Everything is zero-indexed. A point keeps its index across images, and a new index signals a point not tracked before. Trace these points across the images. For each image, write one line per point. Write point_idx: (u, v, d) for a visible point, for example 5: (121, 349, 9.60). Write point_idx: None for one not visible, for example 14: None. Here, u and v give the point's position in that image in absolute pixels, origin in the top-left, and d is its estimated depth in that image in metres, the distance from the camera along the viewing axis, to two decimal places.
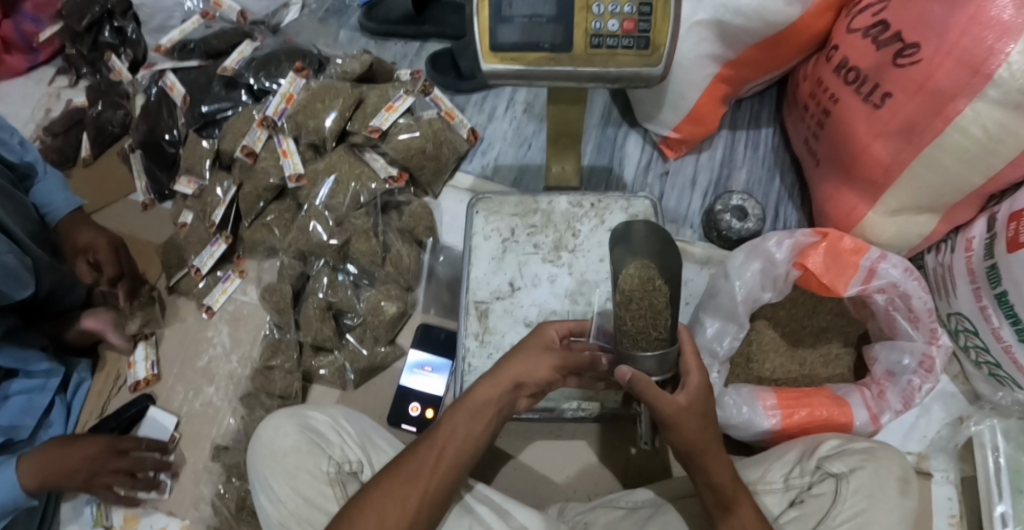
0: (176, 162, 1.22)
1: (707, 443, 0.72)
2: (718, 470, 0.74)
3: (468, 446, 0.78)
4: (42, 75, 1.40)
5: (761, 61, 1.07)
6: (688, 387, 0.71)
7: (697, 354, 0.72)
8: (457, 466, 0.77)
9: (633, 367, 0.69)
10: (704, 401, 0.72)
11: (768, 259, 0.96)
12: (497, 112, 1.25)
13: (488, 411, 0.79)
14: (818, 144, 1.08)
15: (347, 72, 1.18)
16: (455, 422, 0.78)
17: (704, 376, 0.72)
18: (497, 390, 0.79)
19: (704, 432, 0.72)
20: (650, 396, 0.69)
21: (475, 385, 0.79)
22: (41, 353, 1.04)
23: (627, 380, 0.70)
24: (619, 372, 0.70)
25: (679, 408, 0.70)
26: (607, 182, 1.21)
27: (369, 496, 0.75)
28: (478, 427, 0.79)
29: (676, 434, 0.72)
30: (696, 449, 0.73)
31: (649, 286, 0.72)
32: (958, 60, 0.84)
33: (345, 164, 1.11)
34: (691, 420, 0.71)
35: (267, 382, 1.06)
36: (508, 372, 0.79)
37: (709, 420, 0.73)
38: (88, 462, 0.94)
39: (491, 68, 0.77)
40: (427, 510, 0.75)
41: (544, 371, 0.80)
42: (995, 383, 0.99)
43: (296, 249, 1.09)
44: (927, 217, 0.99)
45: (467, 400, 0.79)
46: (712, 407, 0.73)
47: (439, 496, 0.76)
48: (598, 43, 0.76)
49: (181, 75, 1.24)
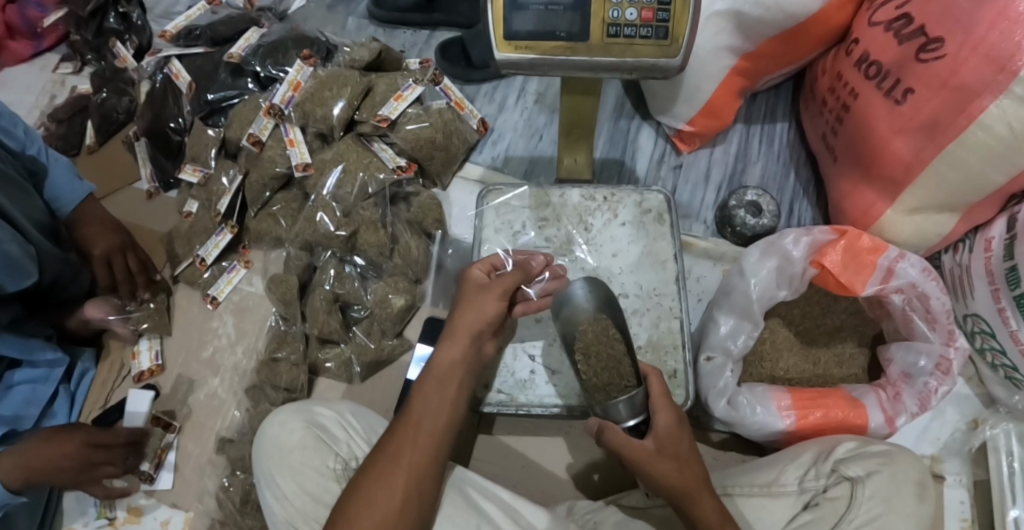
0: (181, 150, 1.20)
1: (685, 485, 0.73)
2: (704, 513, 0.72)
3: (444, 416, 0.75)
4: (47, 61, 1.37)
5: (778, 53, 1.05)
6: (656, 432, 0.74)
7: (664, 396, 0.75)
8: (440, 440, 0.74)
9: (602, 418, 0.77)
10: (676, 446, 0.74)
11: (784, 257, 0.95)
12: (507, 102, 1.23)
13: (456, 370, 0.78)
14: (836, 140, 1.06)
15: (355, 60, 1.16)
16: (425, 391, 0.76)
17: (673, 416, 0.74)
18: (459, 346, 0.78)
19: (678, 474, 0.73)
20: (617, 441, 0.74)
21: (437, 348, 0.79)
22: (46, 343, 1.02)
23: (597, 431, 0.77)
24: (589, 424, 0.78)
25: (646, 453, 0.73)
26: (619, 175, 1.19)
27: (355, 489, 0.71)
28: (449, 392, 0.77)
29: (649, 474, 0.73)
30: (677, 488, 0.73)
31: (604, 337, 0.83)
32: (985, 55, 0.82)
33: (352, 154, 1.08)
34: (659, 461, 0.73)
35: (272, 374, 1.04)
36: (462, 324, 0.79)
37: (687, 462, 0.74)
38: (69, 463, 0.90)
39: (506, 57, 0.75)
40: (416, 495, 0.71)
41: (493, 308, 0.80)
42: (1010, 386, 0.98)
43: (303, 239, 1.07)
44: (946, 217, 0.97)
45: (433, 367, 0.78)
46: (688, 450, 0.74)
47: (424, 475, 0.72)
48: (615, 32, 0.74)
49: (186, 62, 1.22)
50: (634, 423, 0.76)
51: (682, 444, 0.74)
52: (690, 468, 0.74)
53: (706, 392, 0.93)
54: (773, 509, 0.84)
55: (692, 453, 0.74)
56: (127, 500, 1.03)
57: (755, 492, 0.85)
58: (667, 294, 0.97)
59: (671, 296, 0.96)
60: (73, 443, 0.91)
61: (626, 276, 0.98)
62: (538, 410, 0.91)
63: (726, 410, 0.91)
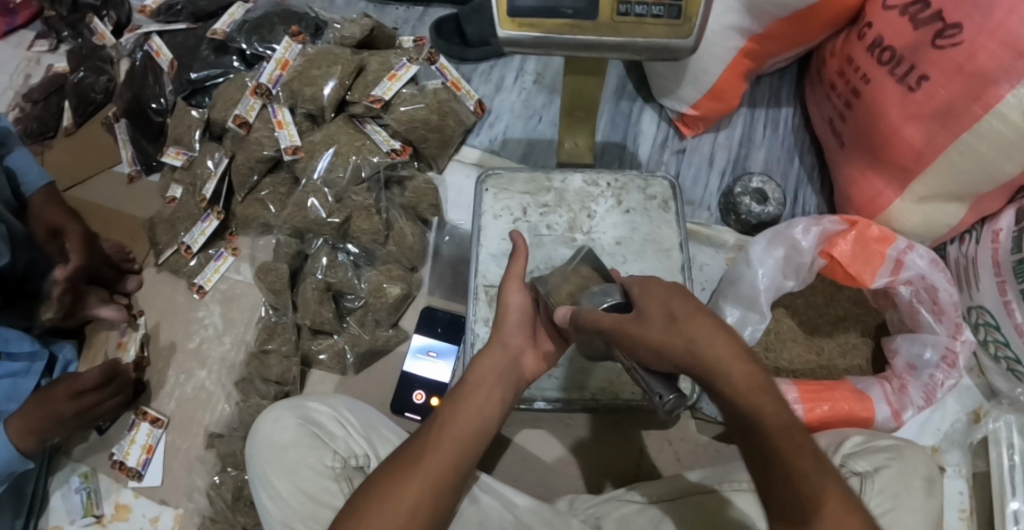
0: (163, 131, 1.14)
1: (687, 343, 0.56)
2: (724, 376, 0.55)
3: (474, 423, 0.70)
4: (22, 39, 1.29)
5: (787, 35, 1.01)
6: (635, 300, 0.61)
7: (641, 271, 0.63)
8: (466, 447, 0.69)
9: (571, 307, 0.65)
10: (667, 306, 0.59)
11: (792, 245, 0.94)
12: (505, 82, 1.18)
13: (490, 383, 0.72)
14: (845, 126, 1.03)
15: (346, 37, 1.10)
16: (456, 402, 0.71)
17: (657, 280, 0.62)
18: (496, 351, 0.74)
19: (672, 334, 0.56)
20: (588, 321, 0.62)
21: (475, 358, 0.74)
22: (23, 334, 0.99)
23: (571, 319, 0.65)
24: (560, 317, 0.65)
25: (623, 321, 0.59)
26: (621, 159, 1.15)
27: (371, 494, 0.67)
28: (481, 401, 0.71)
29: (634, 346, 0.58)
30: (670, 350, 0.56)
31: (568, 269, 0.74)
32: (1004, 42, 0.80)
33: (344, 136, 1.04)
34: (641, 322, 0.58)
35: (262, 366, 1.00)
36: (502, 337, 0.75)
37: (688, 320, 0.57)
38: (63, 423, 0.92)
39: (508, 34, 0.71)
40: (434, 499, 0.67)
41: (515, 302, 0.75)
42: (1012, 378, 0.96)
43: (292, 225, 1.02)
44: (955, 207, 0.95)
45: (470, 372, 0.73)
46: (685, 307, 0.58)
47: (446, 480, 0.68)
48: (626, 10, 0.70)
49: (168, 39, 1.15)
50: (614, 301, 0.64)
51: (672, 300, 0.59)
52: (697, 324, 0.57)
53: None
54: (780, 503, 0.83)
55: (691, 306, 0.58)
56: (114, 496, 1.00)
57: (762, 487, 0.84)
58: (673, 283, 0.95)
59: None
60: (60, 399, 0.91)
61: (630, 264, 0.95)
62: (540, 404, 0.91)
63: None
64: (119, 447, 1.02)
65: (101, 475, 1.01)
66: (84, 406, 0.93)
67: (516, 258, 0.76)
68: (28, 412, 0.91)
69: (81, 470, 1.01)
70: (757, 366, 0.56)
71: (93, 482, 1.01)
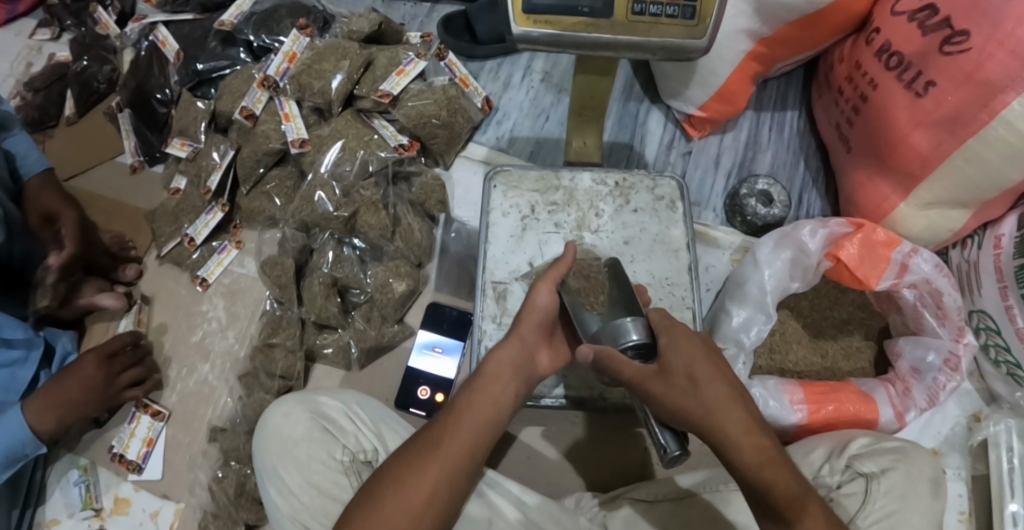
0: (168, 123, 1.13)
1: (703, 408, 0.64)
2: (737, 441, 0.63)
3: (489, 415, 0.69)
4: (23, 27, 1.27)
5: (795, 39, 1.01)
6: (661, 353, 0.67)
7: (666, 318, 0.70)
8: (482, 435, 0.69)
9: (595, 344, 0.69)
10: (690, 367, 0.66)
11: (800, 248, 0.94)
12: (513, 80, 1.18)
13: (507, 374, 0.71)
14: (852, 131, 1.04)
15: (354, 31, 1.09)
16: (473, 391, 0.70)
17: (688, 337, 0.68)
18: (516, 344, 0.73)
19: (689, 396, 0.65)
20: (615, 367, 0.68)
21: (493, 348, 0.73)
22: (17, 321, 0.98)
23: (594, 359, 0.69)
24: (582, 354, 0.69)
25: (648, 374, 0.67)
26: (628, 159, 1.16)
27: (385, 481, 0.67)
28: (498, 392, 0.71)
29: (657, 403, 0.66)
30: (692, 416, 0.64)
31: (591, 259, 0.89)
32: (1013, 50, 0.81)
33: (352, 130, 1.03)
34: (667, 382, 0.66)
35: (267, 361, 1.00)
36: (521, 331, 0.74)
37: (705, 386, 0.65)
38: (92, 392, 0.95)
39: (523, 31, 0.71)
40: (449, 485, 0.67)
41: (544, 299, 0.75)
42: (1012, 383, 0.98)
43: (299, 219, 1.02)
44: (959, 212, 0.96)
45: (487, 362, 0.72)
46: (705, 373, 0.66)
47: (459, 469, 0.68)
48: (640, 10, 0.70)
49: (174, 29, 1.14)
50: (638, 341, 0.68)
51: (695, 361, 0.66)
52: (715, 390, 0.65)
53: None
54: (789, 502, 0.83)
55: (710, 370, 0.66)
56: (114, 490, 0.99)
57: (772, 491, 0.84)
58: (680, 283, 0.95)
59: (683, 286, 0.94)
60: (89, 365, 0.95)
61: (638, 264, 0.96)
62: (548, 401, 0.90)
63: None
64: (118, 440, 1.01)
65: (100, 469, 1.00)
66: (113, 373, 0.96)
67: (556, 266, 0.78)
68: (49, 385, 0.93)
69: (79, 464, 1.00)
70: (765, 434, 0.64)
71: (91, 476, 1.00)
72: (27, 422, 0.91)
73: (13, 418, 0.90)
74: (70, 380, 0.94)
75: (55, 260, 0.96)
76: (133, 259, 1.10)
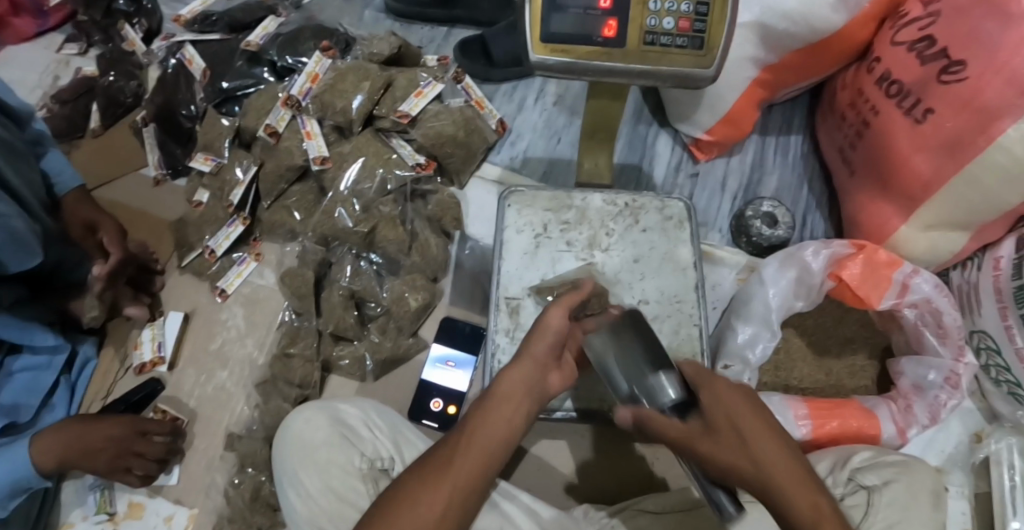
0: (192, 137, 1.17)
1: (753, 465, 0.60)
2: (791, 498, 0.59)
3: (501, 434, 0.70)
4: (51, 41, 1.32)
5: (800, 66, 1.06)
6: (705, 409, 0.63)
7: (702, 371, 0.66)
8: (493, 454, 0.70)
9: (633, 406, 0.65)
10: (735, 417, 0.62)
11: (804, 267, 0.97)
12: (527, 102, 1.22)
13: (519, 393, 0.72)
14: (854, 155, 1.07)
15: (373, 54, 1.13)
16: (486, 408, 0.71)
17: (729, 387, 0.64)
18: (527, 367, 0.73)
19: (738, 452, 0.60)
20: (656, 428, 0.64)
21: (504, 368, 0.73)
22: (46, 327, 1.00)
23: (633, 422, 0.65)
24: (621, 417, 0.66)
25: (693, 433, 0.62)
26: (637, 181, 1.20)
27: (400, 495, 0.68)
28: (509, 413, 0.71)
29: (705, 462, 0.61)
30: (744, 473, 0.60)
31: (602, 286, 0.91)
32: (1007, 80, 0.84)
33: (371, 148, 1.07)
34: (715, 440, 0.61)
35: (285, 370, 1.03)
36: (533, 351, 0.74)
37: (755, 440, 0.61)
38: (113, 440, 0.93)
39: (540, 58, 0.75)
40: (460, 503, 0.68)
41: (557, 323, 0.75)
42: (1013, 402, 1.00)
43: (320, 233, 1.06)
44: (958, 235, 0.99)
45: (498, 382, 0.73)
46: (753, 425, 0.62)
47: (471, 489, 0.69)
48: (652, 40, 0.74)
49: (201, 47, 1.19)
50: (677, 398, 0.64)
51: (738, 413, 0.62)
52: (764, 443, 0.61)
53: None
54: None
55: (757, 421, 0.62)
56: (128, 495, 1.01)
57: None
58: (687, 300, 0.98)
59: (691, 303, 0.97)
60: (119, 425, 0.94)
61: (648, 281, 0.99)
62: (559, 413, 0.92)
63: None
64: None
65: None
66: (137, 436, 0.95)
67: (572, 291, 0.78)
68: (67, 431, 0.91)
69: None
70: (822, 495, 0.60)
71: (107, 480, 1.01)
72: (30, 457, 0.88)
73: (17, 451, 0.88)
74: (95, 433, 0.92)
75: (101, 270, 1.00)
76: (157, 272, 1.13)
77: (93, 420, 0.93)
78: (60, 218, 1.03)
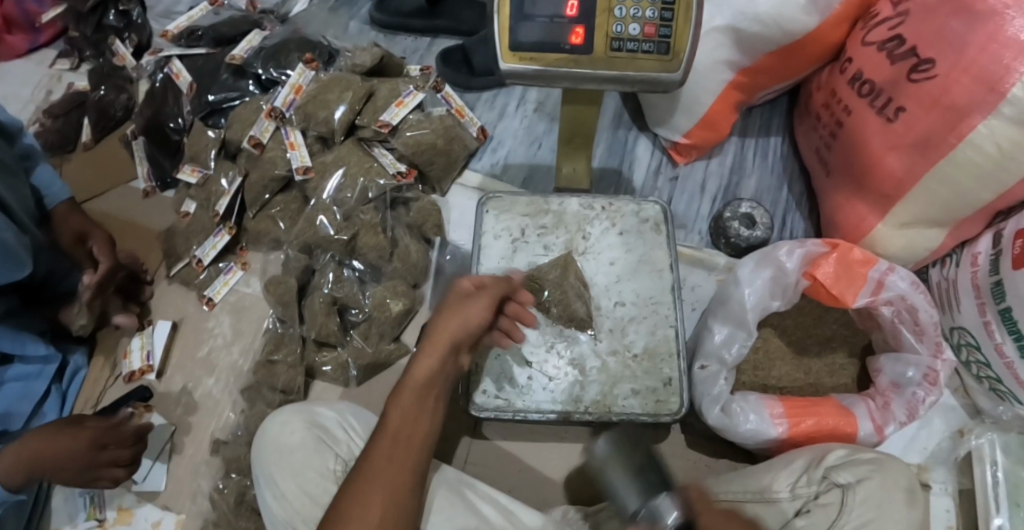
0: (180, 149, 1.20)
1: None
2: None
3: (421, 427, 0.74)
4: (44, 57, 1.36)
5: (775, 69, 1.07)
6: None
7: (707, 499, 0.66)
8: (420, 447, 0.74)
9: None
10: None
11: (778, 267, 0.97)
12: (508, 110, 1.25)
13: (433, 381, 0.75)
14: (830, 155, 1.08)
15: (357, 65, 1.16)
16: (402, 402, 0.74)
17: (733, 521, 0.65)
18: (435, 357, 0.75)
19: None
20: None
21: (415, 358, 0.75)
22: (38, 337, 1.03)
23: None
24: None
25: None
26: (617, 185, 1.21)
27: (337, 512, 0.69)
28: (423, 402, 0.75)
29: None
30: None
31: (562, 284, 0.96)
32: (976, 77, 0.85)
33: (353, 158, 1.09)
34: None
35: (269, 376, 1.04)
36: (444, 333, 0.75)
37: None
38: (74, 458, 0.91)
39: (510, 67, 0.76)
40: (396, 509, 0.70)
41: (478, 313, 0.75)
42: (995, 397, 1.01)
43: (302, 241, 1.08)
44: (935, 231, 0.99)
45: (411, 375, 0.75)
46: None
47: (405, 494, 0.71)
48: (618, 46, 0.75)
49: (188, 61, 1.22)
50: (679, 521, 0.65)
51: None
52: None
53: (701, 398, 0.95)
54: (767, 514, 0.86)
55: None
56: (118, 500, 1.03)
57: (747, 498, 0.88)
58: (664, 302, 0.98)
59: (667, 305, 0.97)
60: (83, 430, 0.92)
61: (624, 283, 0.99)
62: (535, 416, 0.93)
63: (719, 418, 0.94)
64: None
65: None
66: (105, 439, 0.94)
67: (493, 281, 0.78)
68: (32, 444, 0.89)
69: None
70: None
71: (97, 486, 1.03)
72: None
73: None
74: (60, 442, 0.90)
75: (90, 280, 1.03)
76: (147, 281, 1.15)
77: (58, 427, 0.91)
78: (51, 229, 1.05)
